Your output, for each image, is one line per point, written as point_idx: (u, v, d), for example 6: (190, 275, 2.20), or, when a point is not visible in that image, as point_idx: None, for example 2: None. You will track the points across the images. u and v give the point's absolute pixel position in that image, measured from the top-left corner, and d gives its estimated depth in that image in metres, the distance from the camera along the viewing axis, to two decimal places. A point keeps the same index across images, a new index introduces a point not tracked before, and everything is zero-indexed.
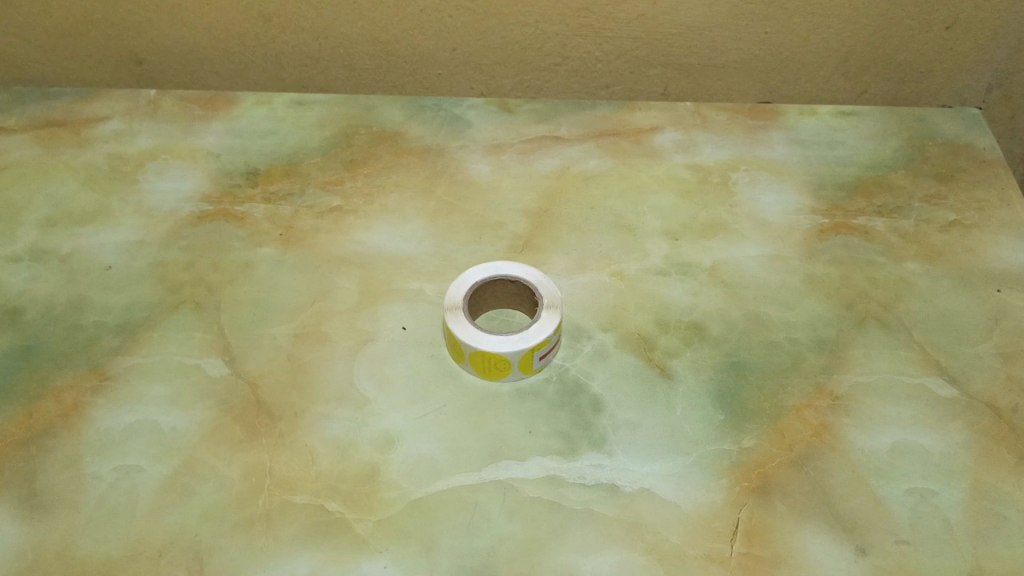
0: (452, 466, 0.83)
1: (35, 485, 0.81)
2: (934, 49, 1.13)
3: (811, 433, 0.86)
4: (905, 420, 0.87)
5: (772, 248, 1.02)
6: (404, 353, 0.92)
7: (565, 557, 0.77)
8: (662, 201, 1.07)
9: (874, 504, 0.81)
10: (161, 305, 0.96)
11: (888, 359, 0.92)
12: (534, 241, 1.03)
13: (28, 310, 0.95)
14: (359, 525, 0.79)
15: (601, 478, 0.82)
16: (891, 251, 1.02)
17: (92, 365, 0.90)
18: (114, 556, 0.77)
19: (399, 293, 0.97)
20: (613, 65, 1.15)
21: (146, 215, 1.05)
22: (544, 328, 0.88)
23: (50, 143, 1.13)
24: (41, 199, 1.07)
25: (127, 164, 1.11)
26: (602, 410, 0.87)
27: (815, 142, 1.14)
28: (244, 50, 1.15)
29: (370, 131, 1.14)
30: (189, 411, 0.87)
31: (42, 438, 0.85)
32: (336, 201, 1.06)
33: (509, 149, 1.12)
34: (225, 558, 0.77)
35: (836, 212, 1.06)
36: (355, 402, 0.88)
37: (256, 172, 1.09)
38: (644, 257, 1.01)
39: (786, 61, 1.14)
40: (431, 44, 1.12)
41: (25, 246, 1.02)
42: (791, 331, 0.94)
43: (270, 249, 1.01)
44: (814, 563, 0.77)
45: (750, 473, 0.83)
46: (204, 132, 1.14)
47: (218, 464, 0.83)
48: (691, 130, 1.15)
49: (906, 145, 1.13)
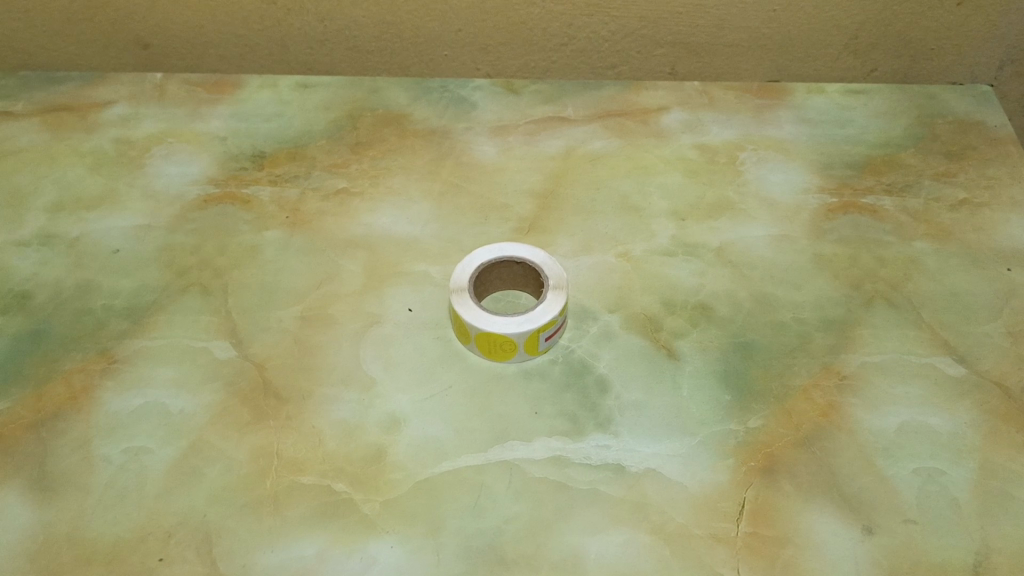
0: (458, 448, 0.83)
1: (45, 468, 0.82)
2: (946, 26, 1.10)
3: (818, 414, 0.85)
4: (913, 400, 0.86)
5: (779, 228, 1.01)
6: (410, 336, 0.92)
7: (570, 538, 0.77)
8: (669, 181, 1.06)
9: (881, 484, 0.81)
10: (168, 289, 0.96)
11: (896, 338, 0.91)
12: (540, 222, 1.02)
13: (37, 294, 0.96)
14: (366, 506, 0.79)
15: (607, 459, 0.82)
16: (900, 230, 1.01)
17: (100, 349, 0.91)
18: (124, 538, 0.78)
19: (405, 275, 0.97)
20: (620, 45, 1.13)
21: (152, 199, 1.05)
22: (550, 309, 0.87)
23: (58, 129, 1.13)
24: (49, 184, 1.07)
25: (133, 148, 1.11)
26: (608, 391, 0.87)
27: (823, 120, 1.13)
28: (249, 33, 1.13)
29: (376, 113, 1.14)
30: (197, 393, 0.87)
31: (52, 421, 0.85)
32: (342, 184, 1.06)
33: (515, 131, 1.12)
34: (233, 539, 0.78)
35: (844, 191, 1.05)
36: (362, 384, 0.88)
37: (261, 156, 1.09)
38: (651, 238, 1.01)
39: (798, 40, 1.11)
40: (435, 26, 1.11)
41: (33, 230, 1.02)
42: (798, 311, 0.94)
43: (276, 232, 1.01)
44: (819, 543, 0.77)
45: (756, 453, 0.83)
46: (210, 116, 1.14)
47: (225, 446, 0.84)
48: (697, 110, 1.14)
49: (915, 123, 1.13)
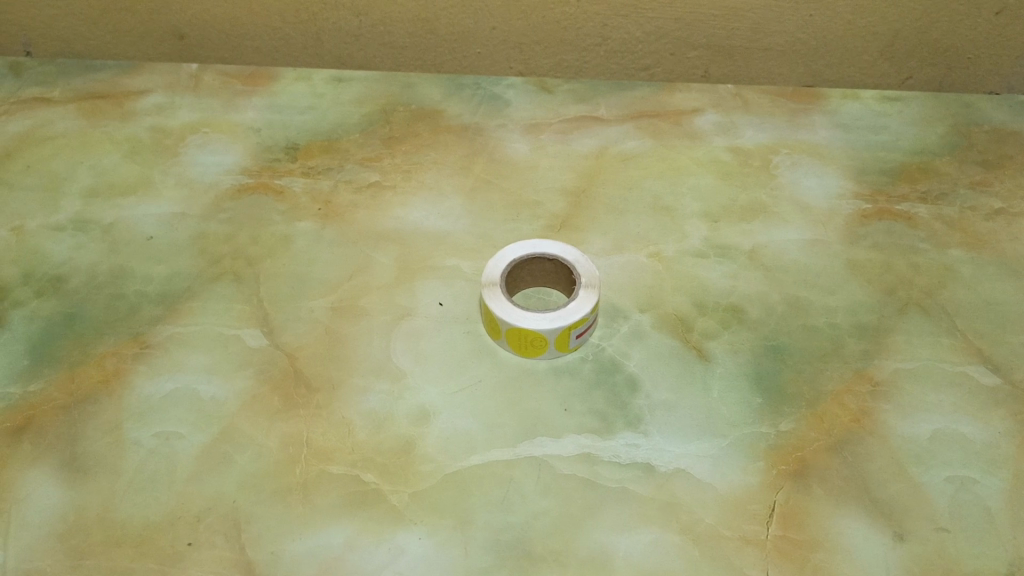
0: (487, 442, 0.83)
1: (77, 449, 0.83)
2: (984, 35, 1.09)
3: (850, 419, 0.85)
4: (947, 408, 0.86)
5: (813, 232, 1.01)
6: (440, 329, 0.92)
7: (599, 535, 0.77)
8: (701, 183, 1.06)
9: (913, 491, 0.80)
10: (201, 276, 0.97)
11: (930, 346, 0.91)
12: (572, 220, 1.02)
13: (71, 278, 0.97)
14: (395, 497, 0.79)
15: (636, 457, 0.82)
16: (935, 238, 1.00)
17: (133, 333, 0.92)
18: (153, 521, 0.78)
19: (436, 269, 0.97)
20: (654, 46, 1.12)
21: (186, 187, 1.06)
22: (582, 306, 0.87)
23: (95, 116, 1.14)
24: (84, 170, 1.08)
25: (169, 137, 1.12)
26: (638, 390, 0.87)
27: (857, 126, 1.12)
28: (284, 27, 1.13)
29: (409, 108, 1.15)
30: (228, 380, 0.88)
31: (84, 403, 0.86)
32: (375, 177, 1.07)
33: (548, 129, 1.12)
34: (262, 525, 0.78)
35: (878, 198, 1.04)
36: (392, 376, 0.88)
37: (295, 148, 1.10)
38: (683, 239, 1.00)
39: (834, 46, 1.11)
40: (470, 23, 1.10)
41: (68, 215, 1.03)
42: (831, 315, 0.93)
43: (308, 223, 1.02)
44: (850, 548, 0.76)
45: (787, 456, 0.82)
46: (245, 108, 1.15)
47: (255, 433, 0.84)
48: (731, 113, 1.14)
49: (951, 132, 1.12)
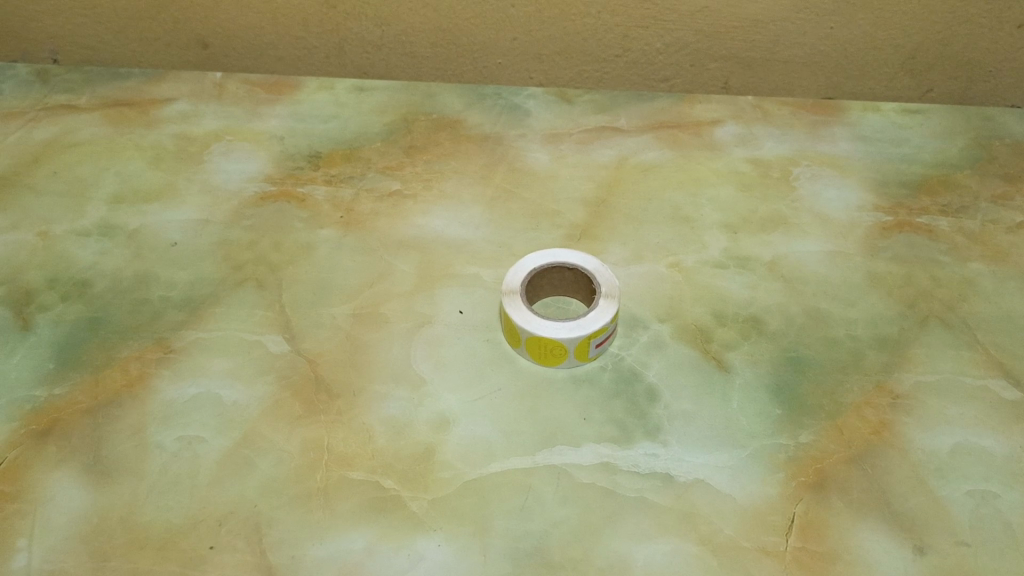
0: (507, 450, 0.84)
1: (101, 452, 0.84)
2: (1005, 47, 1.08)
3: (870, 431, 0.85)
4: (967, 421, 0.86)
5: (833, 244, 1.01)
6: (461, 337, 0.93)
7: (617, 544, 0.77)
8: (721, 193, 1.07)
9: (933, 504, 0.80)
10: (224, 282, 0.98)
11: (950, 359, 0.91)
12: (591, 230, 1.03)
13: (96, 283, 0.98)
14: (415, 503, 0.80)
15: (655, 467, 0.82)
16: (956, 251, 1.00)
17: (157, 338, 0.93)
18: (175, 524, 0.79)
19: (456, 277, 0.98)
20: (674, 57, 1.12)
21: (210, 194, 1.07)
22: (602, 315, 0.87)
23: (121, 123, 1.16)
24: (110, 176, 1.10)
25: (193, 144, 1.14)
26: (657, 400, 0.87)
27: (877, 139, 1.12)
28: (307, 36, 1.14)
29: (430, 118, 1.16)
30: (250, 385, 0.89)
31: (108, 406, 0.87)
32: (396, 186, 1.08)
33: (568, 139, 1.13)
34: (282, 530, 0.78)
35: (898, 210, 1.04)
36: (412, 383, 0.89)
37: (318, 156, 1.11)
38: (702, 249, 1.01)
39: (855, 58, 1.10)
40: (491, 34, 1.11)
41: (94, 220, 1.05)
42: (851, 328, 0.93)
43: (330, 231, 1.03)
44: (870, 561, 0.76)
45: (807, 469, 0.82)
46: (268, 116, 1.16)
47: (277, 438, 0.85)
48: (751, 124, 1.14)
49: (972, 145, 1.12)
